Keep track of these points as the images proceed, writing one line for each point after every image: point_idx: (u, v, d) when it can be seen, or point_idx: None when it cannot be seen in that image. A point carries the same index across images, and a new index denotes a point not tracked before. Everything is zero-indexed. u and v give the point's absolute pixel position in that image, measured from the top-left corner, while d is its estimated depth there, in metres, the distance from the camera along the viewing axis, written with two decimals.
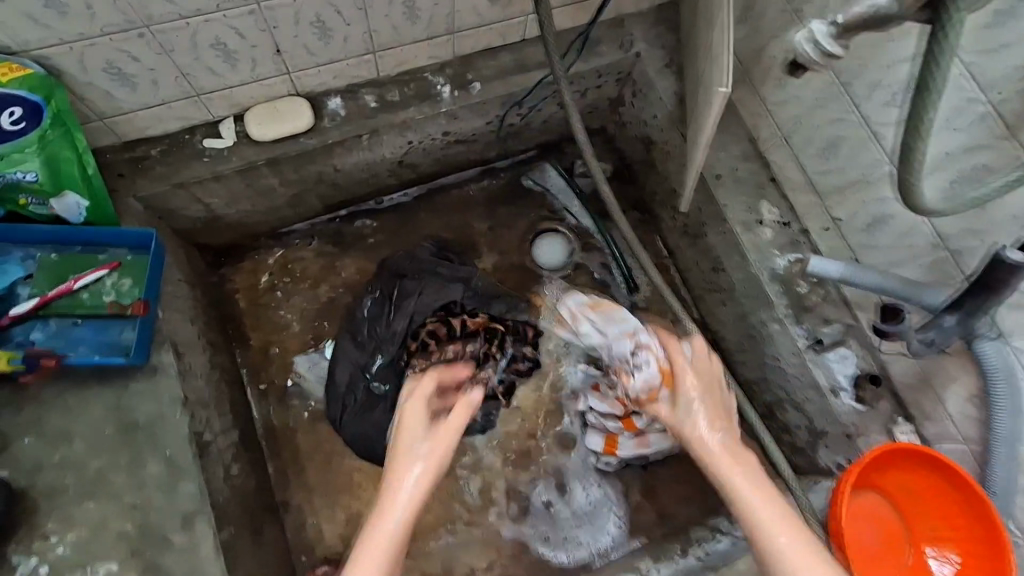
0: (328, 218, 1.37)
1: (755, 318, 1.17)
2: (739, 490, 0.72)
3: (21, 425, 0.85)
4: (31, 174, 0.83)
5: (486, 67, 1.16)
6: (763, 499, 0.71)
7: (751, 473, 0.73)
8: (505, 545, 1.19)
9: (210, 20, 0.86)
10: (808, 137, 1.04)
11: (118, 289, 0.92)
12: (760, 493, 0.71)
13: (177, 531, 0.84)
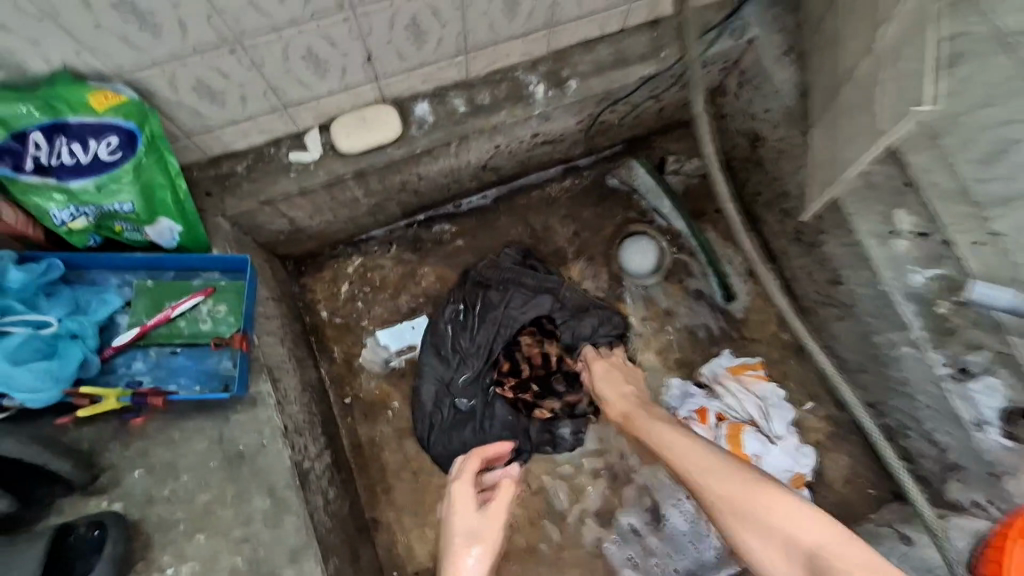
0: (405, 223, 1.31)
1: (881, 338, 1.05)
2: (732, 500, 0.86)
3: (129, 459, 0.83)
4: (127, 205, 0.81)
5: (582, 61, 1.06)
6: (679, 442, 0.97)
7: (711, 467, 0.91)
8: (598, 567, 1.15)
9: (304, 30, 0.78)
10: (967, 139, 0.89)
11: (213, 315, 0.89)
12: (746, 499, 0.85)
13: (286, 566, 0.83)
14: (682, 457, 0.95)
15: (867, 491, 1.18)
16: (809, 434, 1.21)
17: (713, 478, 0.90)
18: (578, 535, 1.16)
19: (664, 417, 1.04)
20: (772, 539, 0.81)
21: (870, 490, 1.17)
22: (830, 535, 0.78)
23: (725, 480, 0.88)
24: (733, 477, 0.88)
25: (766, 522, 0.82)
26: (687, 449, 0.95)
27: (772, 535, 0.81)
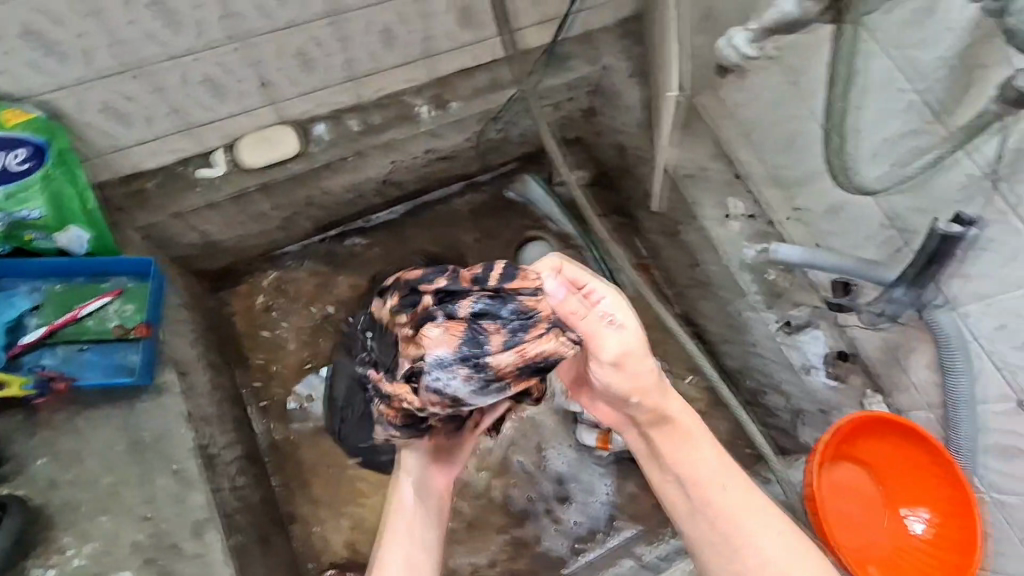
0: (318, 239, 1.40)
1: (733, 309, 1.22)
2: (709, 498, 0.73)
3: (35, 448, 0.89)
4: (36, 212, 0.89)
5: (462, 86, 1.23)
6: (695, 455, 0.74)
7: (702, 459, 0.74)
8: (507, 542, 1.22)
9: (199, 58, 0.92)
10: (767, 135, 1.11)
11: (120, 315, 0.97)
12: (728, 499, 0.73)
13: (188, 539, 0.88)
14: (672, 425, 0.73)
15: (746, 450, 1.32)
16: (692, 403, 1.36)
17: (691, 455, 0.74)
18: (487, 514, 1.24)
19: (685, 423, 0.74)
20: (719, 529, 0.73)
21: (747, 449, 1.31)
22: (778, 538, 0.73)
23: (704, 467, 0.73)
24: (740, 502, 0.73)
25: (730, 517, 0.73)
26: (676, 411, 0.73)
27: (727, 532, 0.73)
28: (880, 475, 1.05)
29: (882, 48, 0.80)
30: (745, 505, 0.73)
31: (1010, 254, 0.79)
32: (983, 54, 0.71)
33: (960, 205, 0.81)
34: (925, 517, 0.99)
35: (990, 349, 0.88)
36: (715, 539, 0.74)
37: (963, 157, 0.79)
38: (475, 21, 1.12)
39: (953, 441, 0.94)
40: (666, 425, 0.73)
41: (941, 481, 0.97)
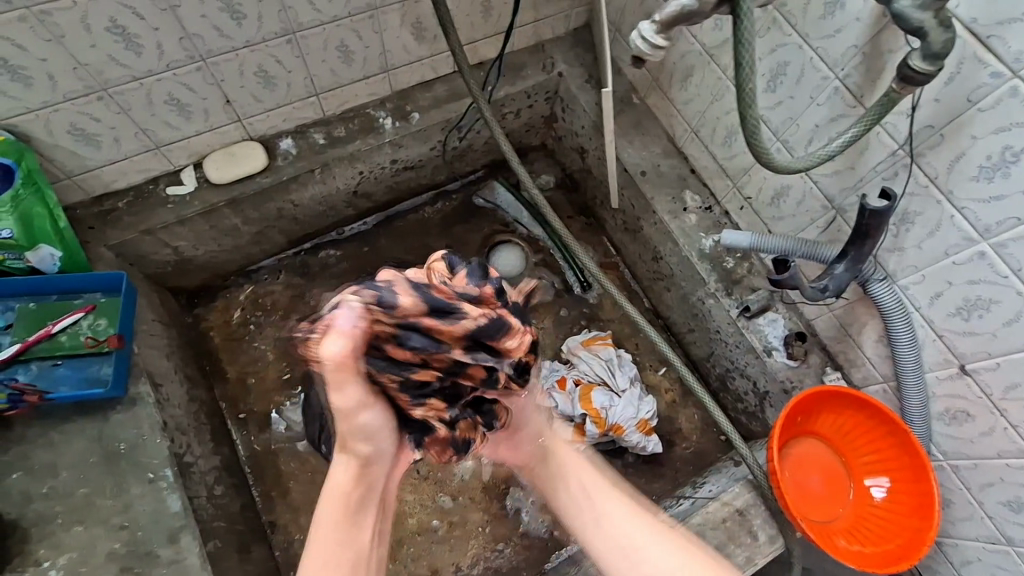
0: (293, 252, 1.44)
1: (695, 298, 1.27)
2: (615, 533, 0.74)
3: (9, 463, 0.91)
4: (6, 231, 0.91)
5: (422, 98, 1.28)
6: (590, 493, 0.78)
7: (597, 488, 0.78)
8: (488, 541, 1.23)
9: (161, 78, 0.97)
10: (712, 129, 1.17)
11: (93, 329, 1.00)
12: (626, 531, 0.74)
13: (164, 546, 0.89)
14: (577, 481, 0.79)
15: (718, 437, 1.35)
16: (665, 394, 1.39)
17: (592, 485, 0.79)
18: (466, 514, 1.24)
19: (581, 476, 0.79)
20: (622, 548, 0.73)
21: (720, 436, 1.35)
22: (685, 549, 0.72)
23: (599, 500, 0.77)
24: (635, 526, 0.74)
25: (631, 535, 0.73)
26: (578, 469, 0.80)
27: (628, 554, 0.72)
28: (840, 447, 1.10)
29: (804, 38, 0.88)
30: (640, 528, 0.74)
31: (934, 225, 0.84)
32: (887, 40, 0.77)
33: (886, 180, 0.87)
34: (886, 485, 1.03)
35: (928, 318, 0.91)
36: (622, 563, 0.72)
37: (884, 135, 0.84)
38: (429, 35, 1.18)
39: (906, 411, 0.97)
40: (568, 483, 0.80)
41: (895, 451, 1.01)
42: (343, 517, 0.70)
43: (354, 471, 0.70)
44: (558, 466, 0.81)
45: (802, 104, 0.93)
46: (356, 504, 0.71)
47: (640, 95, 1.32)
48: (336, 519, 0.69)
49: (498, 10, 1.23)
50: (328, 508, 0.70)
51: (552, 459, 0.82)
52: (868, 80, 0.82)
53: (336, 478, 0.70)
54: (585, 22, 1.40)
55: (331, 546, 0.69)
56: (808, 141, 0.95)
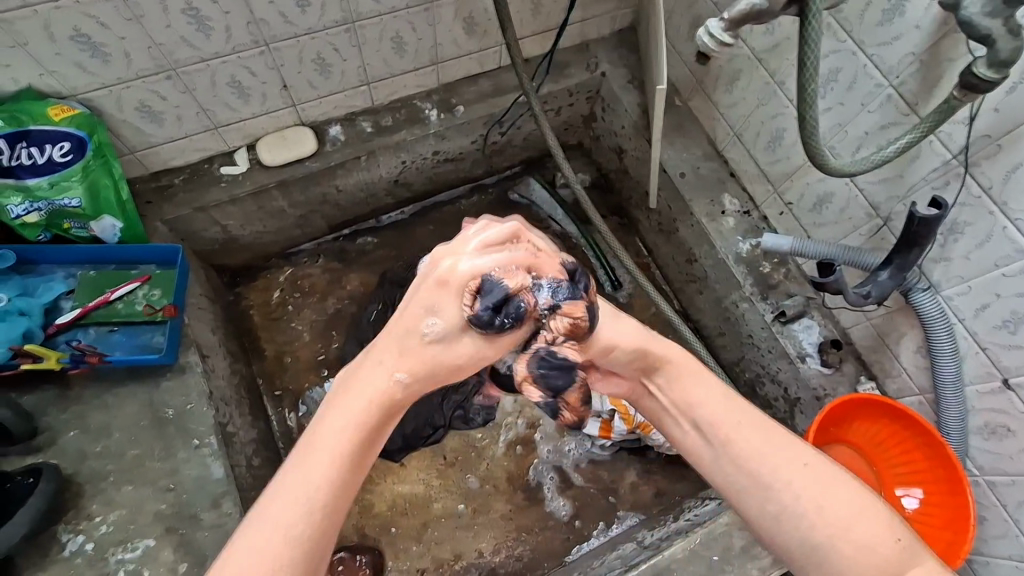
0: (332, 237, 1.47)
1: (728, 301, 1.27)
2: (747, 452, 0.62)
3: (66, 421, 0.94)
4: (75, 201, 0.97)
5: (468, 91, 1.31)
6: (729, 416, 0.64)
7: (720, 403, 0.65)
8: (511, 529, 1.25)
9: (227, 61, 1.01)
10: (755, 133, 1.17)
11: (148, 299, 1.03)
12: (761, 448, 0.62)
13: (207, 510, 0.92)
14: (690, 406, 0.66)
15: None
16: None
17: (708, 414, 0.65)
18: (491, 502, 1.26)
19: (713, 397, 0.66)
20: (756, 481, 0.61)
21: None
22: (823, 480, 0.60)
23: (726, 423, 0.64)
24: (782, 446, 0.62)
25: (752, 477, 0.61)
26: (700, 395, 0.66)
27: (757, 489, 0.61)
28: (871, 455, 1.09)
29: (858, 44, 0.88)
30: (791, 454, 0.61)
31: (984, 236, 0.84)
32: (947, 48, 0.78)
33: (937, 189, 0.87)
34: (918, 496, 1.03)
35: (971, 330, 0.91)
36: (759, 503, 0.61)
37: (937, 144, 0.84)
38: (479, 30, 1.20)
39: (943, 424, 0.96)
40: (687, 413, 0.66)
41: (930, 463, 1.00)
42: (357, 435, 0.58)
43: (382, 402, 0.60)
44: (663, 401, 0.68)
45: (851, 111, 0.94)
46: (366, 445, 0.59)
47: (682, 97, 1.33)
48: (341, 447, 0.57)
49: (548, 8, 1.25)
50: (334, 428, 0.58)
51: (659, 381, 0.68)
52: (924, 88, 0.83)
53: (360, 398, 0.60)
54: (630, 24, 1.41)
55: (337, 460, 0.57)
56: (856, 148, 0.95)
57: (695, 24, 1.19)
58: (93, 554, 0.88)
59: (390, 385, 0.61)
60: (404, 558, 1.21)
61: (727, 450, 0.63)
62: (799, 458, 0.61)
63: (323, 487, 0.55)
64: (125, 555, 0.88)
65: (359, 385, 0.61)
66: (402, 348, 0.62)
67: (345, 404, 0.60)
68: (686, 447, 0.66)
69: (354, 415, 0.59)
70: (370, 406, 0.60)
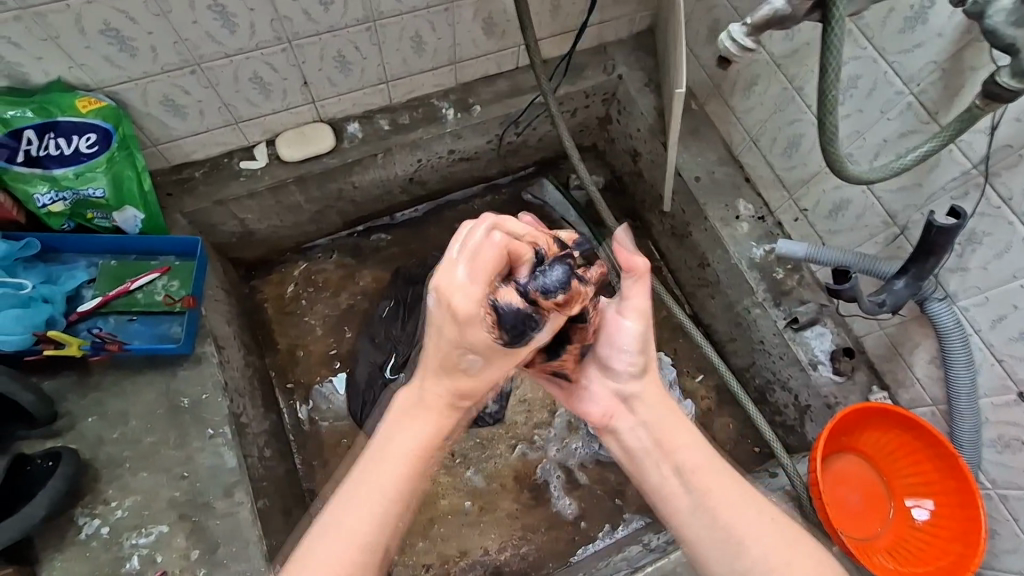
0: (347, 233, 1.49)
1: (740, 306, 1.26)
2: (716, 505, 0.64)
3: (85, 407, 0.96)
4: (99, 190, 0.99)
5: (485, 91, 1.32)
6: (702, 467, 0.66)
7: (697, 452, 0.68)
8: (516, 528, 1.25)
9: (250, 57, 1.02)
10: (772, 139, 1.17)
11: (167, 289, 1.05)
12: (730, 504, 0.63)
13: (219, 498, 0.94)
14: (672, 451, 0.69)
15: (753, 448, 1.35)
16: (701, 401, 1.39)
17: (684, 458, 0.67)
18: (497, 501, 1.27)
19: (690, 445, 0.69)
20: (724, 536, 0.62)
21: (754, 448, 1.34)
22: (791, 543, 0.61)
23: (700, 472, 0.66)
24: (750, 504, 0.64)
25: (720, 531, 0.63)
26: (680, 438, 0.69)
27: (728, 545, 0.62)
28: (882, 465, 1.08)
29: (879, 51, 0.88)
30: (760, 514, 0.63)
31: (1003, 246, 0.83)
32: (970, 57, 0.78)
33: (956, 199, 0.87)
34: (929, 508, 1.02)
35: (987, 342, 0.90)
36: (724, 558, 0.62)
37: (957, 153, 0.84)
38: (498, 31, 1.21)
39: (956, 435, 0.96)
40: (663, 455, 0.69)
41: (942, 474, 0.99)
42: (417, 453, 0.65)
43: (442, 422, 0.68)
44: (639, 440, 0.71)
45: (870, 119, 0.93)
46: (425, 466, 0.66)
47: (699, 101, 1.33)
48: (403, 466, 0.64)
49: (567, 10, 1.26)
50: (398, 448, 0.65)
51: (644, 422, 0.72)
52: (945, 96, 0.82)
53: (422, 419, 0.68)
54: (648, 27, 1.41)
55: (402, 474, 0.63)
56: (874, 155, 0.95)
57: (714, 29, 1.19)
58: (108, 538, 0.89)
59: (442, 410, 0.68)
60: (410, 553, 1.22)
61: (698, 499, 0.65)
62: (766, 519, 0.62)
63: (391, 499, 0.61)
64: (139, 540, 0.90)
65: (419, 409, 0.68)
66: (446, 377, 0.68)
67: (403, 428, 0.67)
68: (656, 491, 0.68)
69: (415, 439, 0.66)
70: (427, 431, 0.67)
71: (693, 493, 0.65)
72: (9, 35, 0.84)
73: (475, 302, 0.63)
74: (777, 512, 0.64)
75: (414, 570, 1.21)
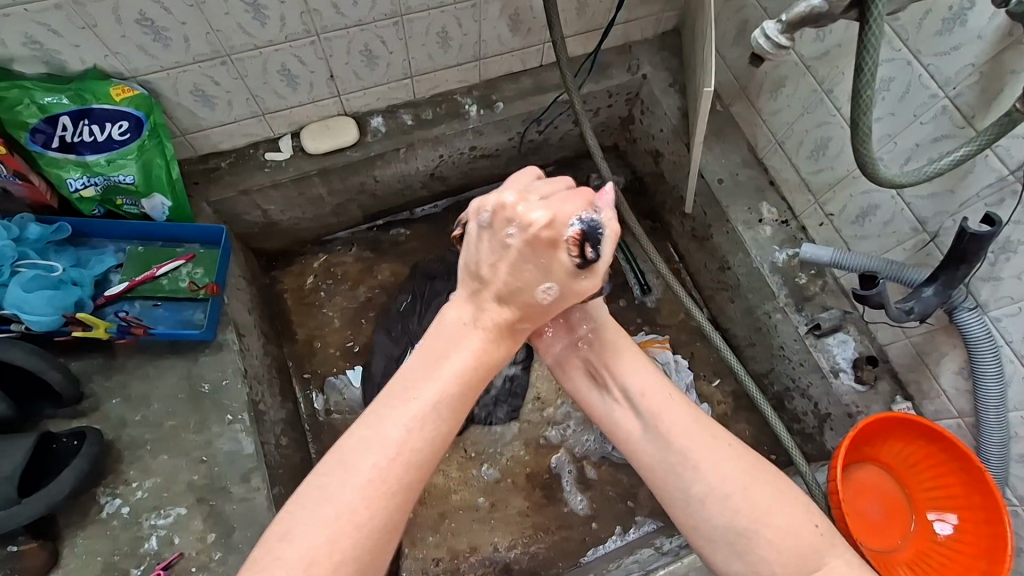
0: (367, 227, 1.50)
1: (761, 311, 1.25)
2: (667, 430, 0.66)
3: (110, 388, 0.98)
4: (129, 177, 1.01)
5: (508, 88, 1.32)
6: (656, 394, 0.69)
7: (654, 382, 0.70)
8: (527, 526, 1.25)
9: (279, 49, 1.04)
10: (799, 141, 1.15)
11: (191, 276, 1.07)
12: (683, 431, 0.66)
13: (236, 483, 0.95)
14: (626, 379, 0.71)
15: (769, 455, 1.33)
16: (717, 406, 1.38)
17: (640, 384, 0.70)
18: (509, 498, 1.27)
19: (646, 375, 0.71)
20: (674, 461, 0.65)
21: (771, 454, 1.32)
22: (748, 464, 0.63)
23: (653, 398, 0.69)
24: (705, 431, 0.66)
25: (672, 453, 0.65)
26: (636, 369, 0.71)
27: (682, 469, 0.64)
28: (904, 476, 1.06)
29: (913, 53, 0.86)
30: (716, 440, 0.65)
31: None
32: (1011, 60, 0.76)
33: (990, 206, 0.85)
34: (952, 522, 0.99)
35: (1018, 354, 0.88)
36: (674, 481, 0.64)
37: (993, 159, 0.82)
38: (524, 27, 1.21)
39: (982, 449, 0.93)
40: (615, 381, 0.72)
41: (966, 489, 0.97)
42: (459, 393, 0.62)
43: (483, 358, 0.64)
44: (593, 369, 0.74)
45: (902, 122, 0.91)
46: (463, 406, 0.62)
47: (724, 103, 1.31)
48: (438, 405, 0.60)
49: (594, 8, 1.26)
50: (436, 385, 0.61)
51: (598, 352, 0.74)
52: (983, 100, 0.80)
53: (460, 353, 0.64)
54: (674, 27, 1.40)
55: (440, 414, 0.60)
56: (904, 159, 0.93)
57: (741, 29, 1.18)
58: (129, 518, 0.91)
59: (492, 345, 0.65)
60: (420, 547, 1.22)
61: (651, 423, 0.67)
62: (724, 445, 0.65)
63: (421, 436, 0.58)
64: (158, 521, 0.91)
65: (460, 342, 0.65)
66: (497, 316, 0.66)
67: (444, 361, 0.63)
68: (607, 416, 0.71)
69: (457, 376, 0.62)
70: (471, 371, 0.63)
71: (649, 419, 0.67)
72: (49, 22, 0.86)
73: (549, 229, 0.62)
74: (733, 439, 0.66)
75: (424, 564, 1.21)
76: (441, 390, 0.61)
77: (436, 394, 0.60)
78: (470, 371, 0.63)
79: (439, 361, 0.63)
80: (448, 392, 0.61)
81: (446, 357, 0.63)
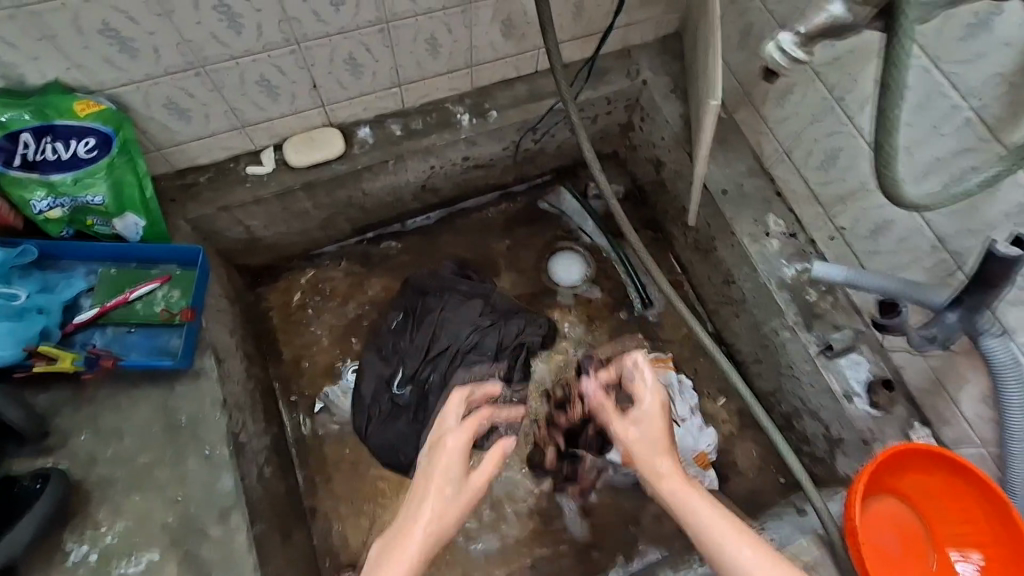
0: (356, 240, 1.44)
1: (768, 328, 1.19)
2: (698, 535, 0.72)
3: (78, 423, 0.92)
4: (98, 197, 0.95)
5: (502, 95, 1.26)
6: (677, 493, 0.75)
7: (678, 481, 0.76)
8: (525, 556, 1.19)
9: (257, 59, 0.98)
10: (807, 151, 1.10)
11: (167, 300, 1.01)
12: (714, 532, 0.71)
13: (214, 523, 0.89)
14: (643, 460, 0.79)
15: (777, 478, 1.27)
16: (722, 426, 1.32)
17: (655, 466, 0.78)
18: (507, 526, 1.21)
19: (669, 467, 0.77)
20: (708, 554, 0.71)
21: (780, 477, 1.27)
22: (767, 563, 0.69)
23: (676, 489, 0.75)
24: (725, 525, 0.71)
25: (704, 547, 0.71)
26: (659, 458, 0.78)
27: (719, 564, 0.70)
28: (927, 513, 0.99)
29: (933, 61, 0.81)
30: (734, 537, 0.70)
31: None
32: None
33: (1018, 226, 0.79)
34: (977, 564, 0.93)
35: None
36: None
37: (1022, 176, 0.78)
38: (517, 32, 1.15)
39: (1008, 482, 0.88)
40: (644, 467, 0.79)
41: (994, 528, 0.90)
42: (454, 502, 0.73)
43: (472, 486, 0.75)
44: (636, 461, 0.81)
45: (920, 134, 0.85)
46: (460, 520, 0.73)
47: (727, 109, 1.25)
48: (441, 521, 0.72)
49: (590, 12, 1.20)
50: (439, 505, 0.72)
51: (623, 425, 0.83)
52: (1010, 112, 0.74)
53: (451, 471, 0.75)
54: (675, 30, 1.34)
55: (438, 531, 0.71)
56: (923, 174, 0.87)
57: (746, 33, 1.12)
58: (97, 564, 0.85)
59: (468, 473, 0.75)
60: None
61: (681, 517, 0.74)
62: (743, 543, 0.70)
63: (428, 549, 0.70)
64: (128, 567, 0.85)
65: (451, 466, 0.75)
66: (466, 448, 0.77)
67: (440, 482, 0.74)
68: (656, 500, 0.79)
69: (449, 493, 0.73)
70: (463, 495, 0.74)
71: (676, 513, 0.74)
72: (5, 34, 0.80)
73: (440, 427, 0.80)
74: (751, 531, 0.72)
75: None
76: (440, 508, 0.72)
77: (439, 510, 0.72)
78: (462, 489, 0.74)
79: (437, 477, 0.74)
80: (444, 508, 0.72)
81: (441, 482, 0.74)
